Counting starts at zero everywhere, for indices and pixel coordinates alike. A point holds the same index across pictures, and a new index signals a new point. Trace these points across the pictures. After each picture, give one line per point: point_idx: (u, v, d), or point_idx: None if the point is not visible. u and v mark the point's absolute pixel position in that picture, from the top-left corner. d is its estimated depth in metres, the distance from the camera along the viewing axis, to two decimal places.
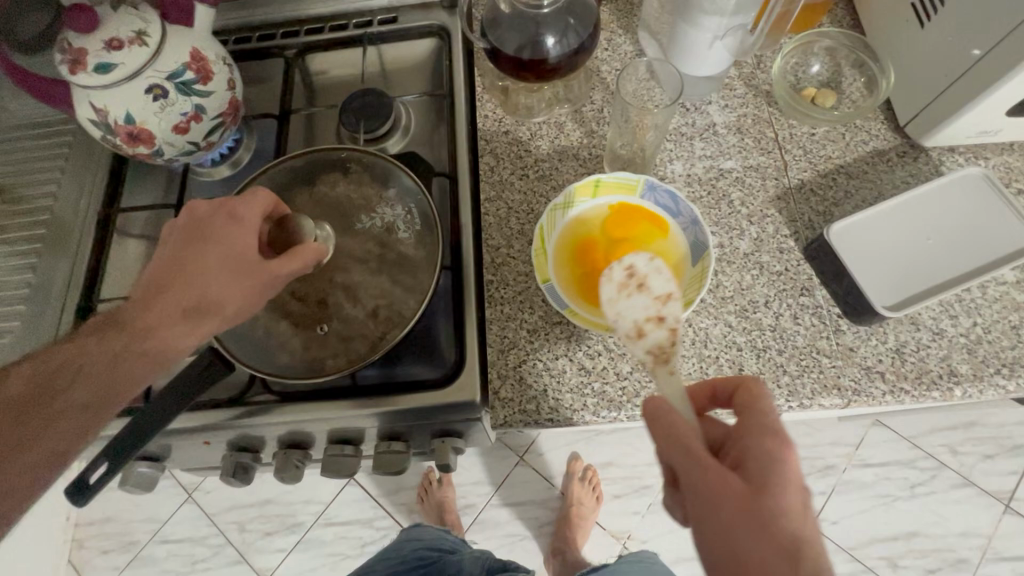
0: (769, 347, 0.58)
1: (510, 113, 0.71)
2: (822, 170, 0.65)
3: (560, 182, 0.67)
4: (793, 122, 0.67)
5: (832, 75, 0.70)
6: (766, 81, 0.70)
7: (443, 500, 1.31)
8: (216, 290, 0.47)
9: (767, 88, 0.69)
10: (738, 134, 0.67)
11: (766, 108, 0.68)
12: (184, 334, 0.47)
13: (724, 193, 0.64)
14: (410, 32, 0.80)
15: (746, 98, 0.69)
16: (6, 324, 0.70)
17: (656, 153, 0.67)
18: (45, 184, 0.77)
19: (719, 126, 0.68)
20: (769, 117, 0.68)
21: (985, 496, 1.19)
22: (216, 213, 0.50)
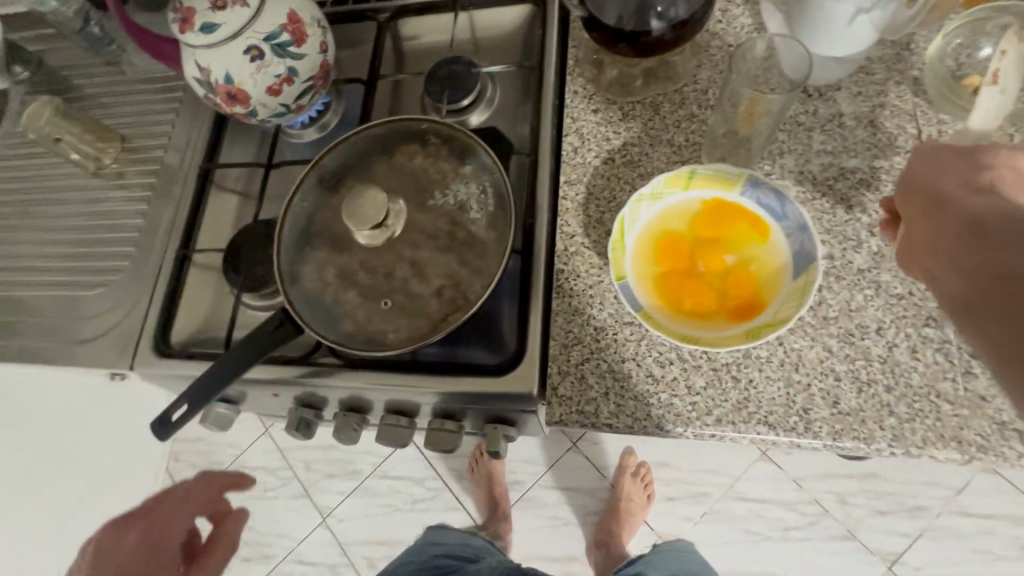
0: (876, 381, 0.50)
1: (602, 90, 0.66)
2: None
3: (649, 169, 0.61)
4: (943, 117, 0.56)
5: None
6: (915, 65, 0.59)
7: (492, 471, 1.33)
8: None
9: (915, 73, 0.58)
10: (869, 128, 0.57)
11: (910, 98, 0.58)
12: None
13: (843, 196, 0.55)
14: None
15: (887, 85, 0.58)
16: (119, 261, 0.77)
17: (764, 144, 0.59)
18: (159, 135, 0.83)
19: (847, 117, 0.58)
20: (913, 109, 0.57)
21: None
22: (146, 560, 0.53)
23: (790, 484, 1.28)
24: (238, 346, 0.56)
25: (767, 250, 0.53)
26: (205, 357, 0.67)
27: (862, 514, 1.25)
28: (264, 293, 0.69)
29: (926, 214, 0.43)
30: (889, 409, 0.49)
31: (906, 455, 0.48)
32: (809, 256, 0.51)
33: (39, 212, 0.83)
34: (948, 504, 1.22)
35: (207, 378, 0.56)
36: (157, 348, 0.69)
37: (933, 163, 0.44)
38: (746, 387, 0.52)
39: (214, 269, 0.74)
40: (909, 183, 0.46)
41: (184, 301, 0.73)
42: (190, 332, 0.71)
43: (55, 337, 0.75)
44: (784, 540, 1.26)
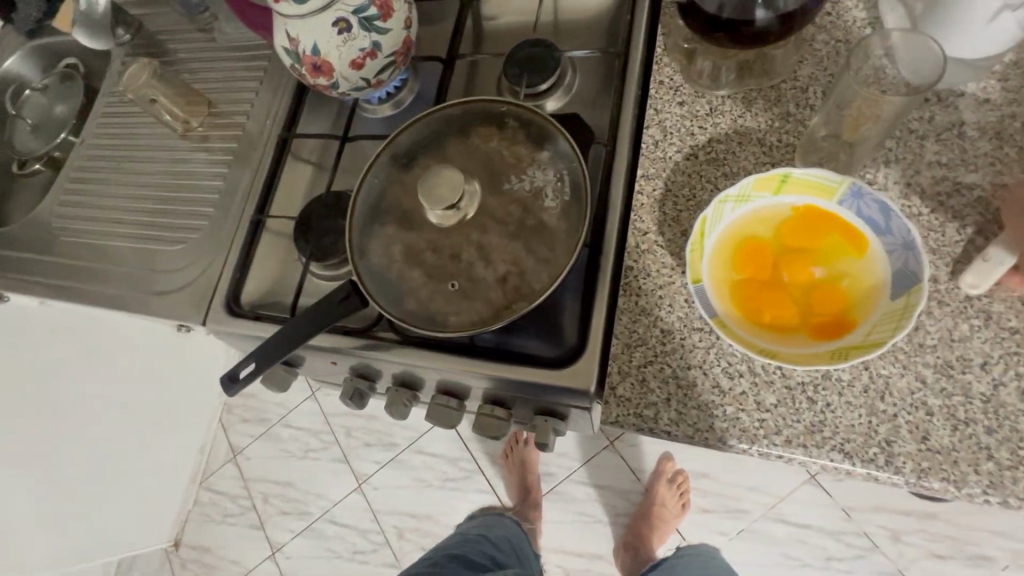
0: (975, 421, 0.45)
1: (691, 82, 0.62)
2: None
3: (735, 169, 0.57)
4: None
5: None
6: None
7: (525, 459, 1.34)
8: None
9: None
10: (995, 140, 0.52)
11: None
12: None
13: (955, 213, 0.50)
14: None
15: (1019, 94, 0.52)
16: (198, 221, 0.81)
17: (869, 151, 0.54)
18: (242, 102, 0.86)
19: (969, 127, 0.52)
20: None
21: None
22: None
23: (837, 512, 1.22)
24: (307, 313, 0.58)
25: (863, 266, 0.49)
26: (272, 320, 0.70)
27: (916, 554, 1.17)
28: (331, 263, 0.71)
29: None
30: (988, 453, 0.45)
31: (1002, 505, 0.44)
32: (913, 278, 0.46)
33: (134, 170, 0.87)
34: (1017, 557, 1.12)
35: (275, 341, 0.58)
36: (228, 307, 0.72)
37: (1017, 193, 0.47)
38: (823, 411, 0.48)
39: (285, 236, 0.76)
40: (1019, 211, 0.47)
41: (255, 264, 0.75)
42: (259, 294, 0.74)
43: (137, 288, 0.80)
44: (825, 570, 1.20)
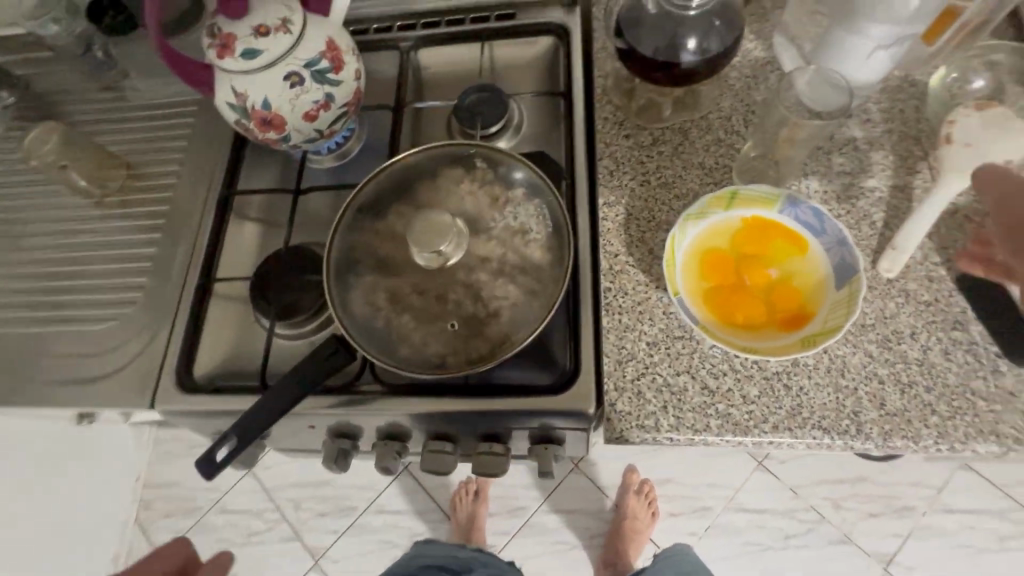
0: (916, 383, 0.53)
1: (632, 117, 0.69)
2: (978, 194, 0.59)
3: (684, 191, 0.64)
4: None
5: (1004, 87, 0.62)
6: (917, 95, 0.64)
7: (472, 515, 1.30)
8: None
9: (915, 102, 0.64)
10: (881, 151, 0.63)
11: (913, 125, 0.63)
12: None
13: (865, 213, 0.60)
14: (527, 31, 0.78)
15: (892, 113, 0.64)
16: (129, 294, 0.73)
17: (793, 168, 0.63)
18: (168, 163, 0.80)
19: (861, 142, 0.63)
20: (921, 134, 0.63)
21: None
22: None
23: (786, 493, 1.33)
24: (292, 376, 0.55)
25: (808, 263, 0.56)
26: (237, 391, 0.64)
27: (855, 517, 1.30)
28: (297, 321, 0.67)
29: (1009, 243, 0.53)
30: (932, 408, 0.53)
31: (950, 451, 0.52)
32: (851, 268, 0.54)
33: (37, 246, 0.77)
34: (932, 502, 1.29)
35: (259, 410, 0.55)
36: (181, 383, 0.65)
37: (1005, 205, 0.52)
38: (798, 394, 0.54)
39: (238, 299, 0.71)
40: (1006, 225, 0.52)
41: (207, 333, 0.69)
42: (217, 365, 0.68)
43: (54, 378, 0.69)
44: (785, 549, 1.29)
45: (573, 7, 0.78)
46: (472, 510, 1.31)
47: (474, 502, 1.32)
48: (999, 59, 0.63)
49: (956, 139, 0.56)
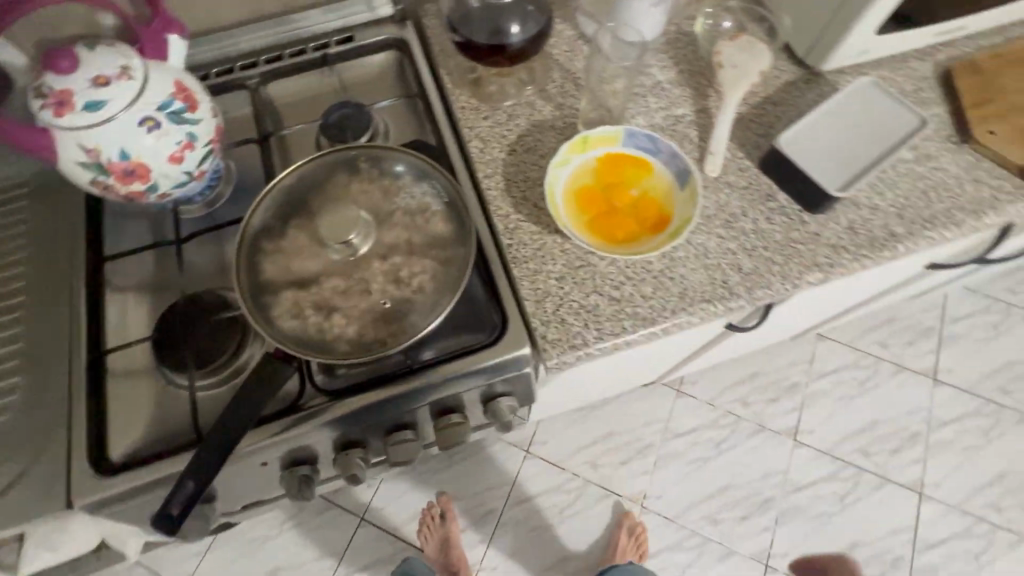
0: (757, 246, 0.69)
1: (485, 102, 0.78)
2: (753, 103, 0.77)
3: (546, 151, 0.75)
4: None
5: (745, 22, 0.82)
6: (690, 40, 0.82)
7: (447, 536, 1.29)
8: None
9: (691, 46, 0.82)
10: (680, 86, 0.79)
11: (695, 62, 0.80)
12: None
13: (683, 134, 0.76)
14: (370, 51, 0.84)
15: (678, 57, 0.81)
16: (5, 400, 0.65)
17: (623, 113, 0.77)
18: (11, 253, 0.73)
19: (664, 83, 0.79)
20: (703, 69, 0.80)
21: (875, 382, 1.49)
22: None
23: (706, 407, 1.49)
24: (230, 407, 0.54)
25: (656, 177, 0.69)
26: (169, 455, 0.60)
27: (764, 406, 1.49)
28: (216, 368, 0.64)
29: None
30: (772, 261, 0.68)
31: (794, 287, 0.67)
32: (686, 172, 0.68)
33: None
34: (809, 373, 1.52)
35: (204, 451, 0.53)
36: (98, 470, 0.59)
37: None
38: (682, 281, 0.66)
39: (139, 368, 0.66)
40: None
41: (113, 413, 0.64)
42: (133, 443, 0.62)
43: None
44: (718, 454, 1.44)
45: (404, 21, 0.86)
46: (444, 533, 1.30)
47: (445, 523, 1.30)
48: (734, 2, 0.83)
49: (725, 64, 0.74)
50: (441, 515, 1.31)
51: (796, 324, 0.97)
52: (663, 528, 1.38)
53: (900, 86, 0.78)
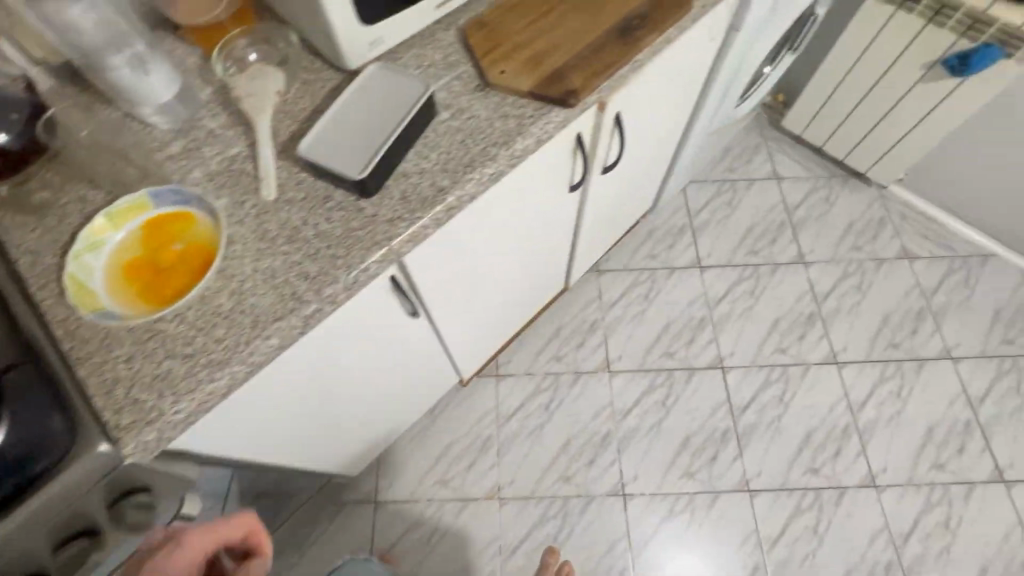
0: None
1: (269, 208, 0.74)
2: (524, 115, 0.81)
3: (349, 233, 0.72)
4: (482, 94, 0.82)
5: (487, 47, 0.85)
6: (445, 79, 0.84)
7: None
8: None
9: (448, 85, 0.84)
10: (452, 124, 0.80)
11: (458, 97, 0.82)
12: None
13: (474, 166, 0.77)
14: (105, 199, 0.75)
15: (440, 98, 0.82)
16: None
17: (408, 168, 0.76)
18: None
19: (437, 126, 0.80)
20: (467, 100, 0.82)
21: (694, 293, 1.78)
22: None
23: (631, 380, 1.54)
24: None
25: None
26: None
27: None
28: None
29: None
30: None
31: None
32: None
33: None
34: None
35: None
36: None
37: None
38: None
39: None
40: None
41: None
42: None
43: None
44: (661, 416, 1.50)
45: (152, 159, 0.78)
46: None
47: None
48: (450, 36, 0.88)
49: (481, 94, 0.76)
50: None
51: (560, 217, 1.14)
52: (650, 507, 1.50)
53: (636, 54, 0.86)
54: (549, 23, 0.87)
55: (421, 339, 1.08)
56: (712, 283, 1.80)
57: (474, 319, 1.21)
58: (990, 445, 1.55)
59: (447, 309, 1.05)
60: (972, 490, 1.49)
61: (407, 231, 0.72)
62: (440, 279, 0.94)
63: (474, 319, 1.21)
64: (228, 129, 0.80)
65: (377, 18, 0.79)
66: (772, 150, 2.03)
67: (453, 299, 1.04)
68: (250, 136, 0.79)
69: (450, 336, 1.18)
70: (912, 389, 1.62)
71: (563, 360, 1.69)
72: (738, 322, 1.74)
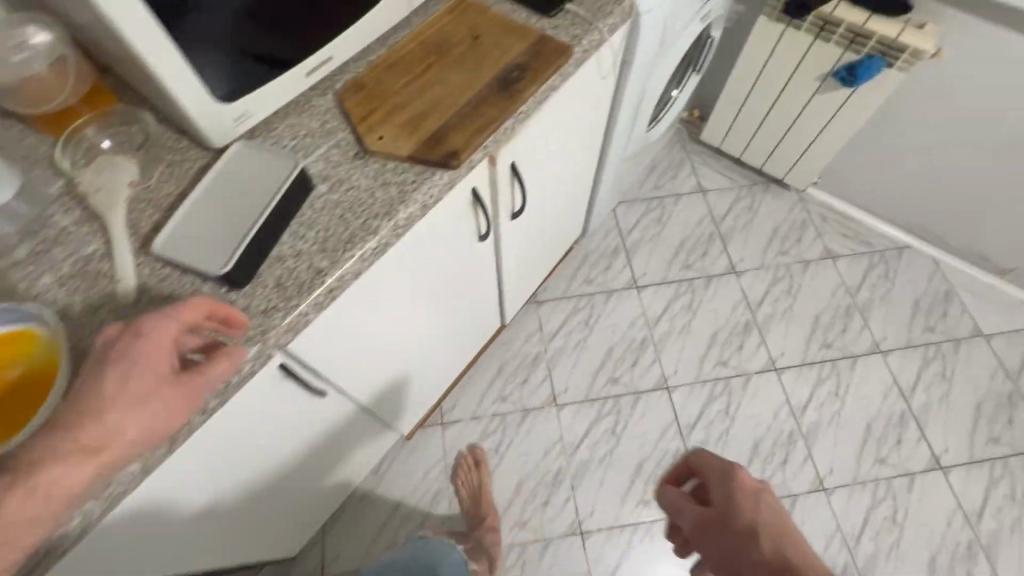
0: None
1: (128, 311, 0.67)
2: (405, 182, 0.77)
3: (218, 331, 0.66)
4: (361, 163, 0.79)
5: (363, 111, 0.82)
6: (322, 149, 0.80)
7: (477, 483, 1.44)
8: (131, 422, 0.53)
9: (325, 155, 0.79)
10: (330, 198, 0.76)
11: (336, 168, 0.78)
12: (124, 420, 0.53)
13: (354, 243, 0.72)
14: None
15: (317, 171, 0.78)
16: None
17: (283, 251, 0.71)
18: None
19: (314, 202, 0.75)
20: (346, 171, 0.78)
21: (634, 314, 1.78)
22: (126, 363, 0.54)
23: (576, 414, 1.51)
24: None
25: None
26: None
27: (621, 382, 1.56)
28: None
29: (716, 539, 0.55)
30: None
31: None
32: None
33: None
34: None
35: None
36: None
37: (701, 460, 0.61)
38: None
39: None
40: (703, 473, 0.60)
41: None
42: None
43: None
44: None
45: None
46: (477, 483, 1.44)
47: (478, 471, 1.46)
48: (327, 101, 0.85)
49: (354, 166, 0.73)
50: (475, 464, 1.47)
51: (476, 265, 1.11)
52: (609, 542, 1.47)
53: (519, 106, 0.84)
54: (427, 81, 0.84)
55: (339, 410, 1.03)
56: (650, 303, 1.81)
57: (402, 378, 1.17)
58: (925, 434, 1.60)
59: (364, 377, 1.01)
60: (913, 481, 1.53)
61: (284, 322, 0.67)
62: (346, 352, 0.89)
63: (402, 378, 1.17)
64: (82, 226, 0.74)
65: (237, 93, 0.75)
66: (695, 163, 2.08)
67: (368, 369, 1.00)
68: (107, 232, 0.73)
69: (377, 399, 1.14)
70: (848, 387, 1.66)
71: (509, 399, 1.65)
72: (678, 339, 1.75)
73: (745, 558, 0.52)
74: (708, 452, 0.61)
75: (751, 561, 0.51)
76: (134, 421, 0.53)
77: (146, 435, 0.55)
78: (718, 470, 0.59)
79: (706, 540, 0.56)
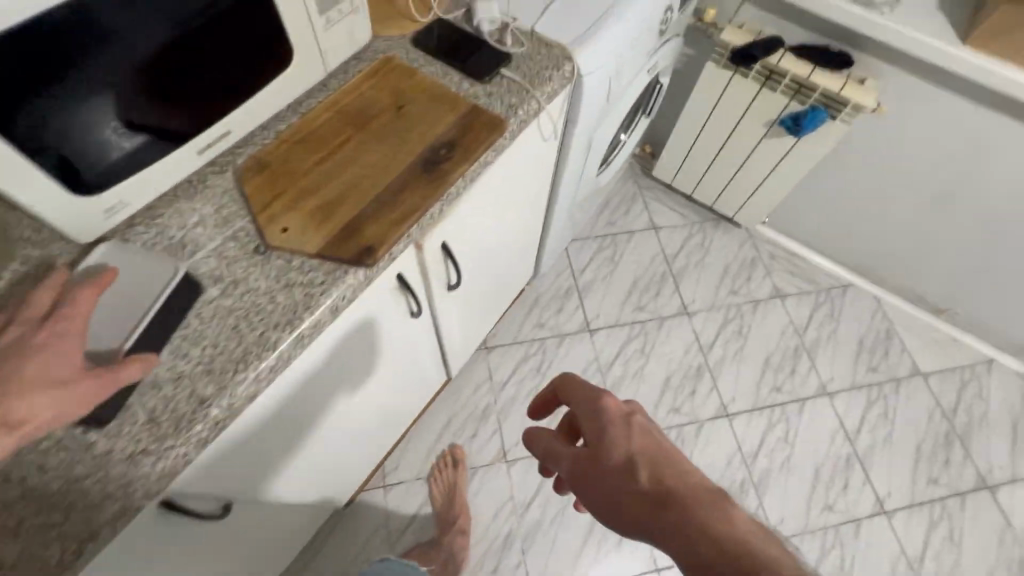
0: None
1: None
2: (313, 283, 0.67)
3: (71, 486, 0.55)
4: (262, 259, 0.69)
5: (266, 197, 0.72)
6: (215, 242, 0.69)
7: (454, 481, 1.47)
8: (42, 402, 0.48)
9: (219, 249, 0.69)
10: (222, 304, 0.65)
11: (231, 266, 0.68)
12: (36, 399, 0.48)
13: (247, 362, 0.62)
14: None
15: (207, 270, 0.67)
16: None
17: (161, 376, 0.61)
18: None
19: (202, 310, 0.65)
20: (243, 269, 0.68)
21: (586, 359, 1.73)
22: (39, 349, 0.51)
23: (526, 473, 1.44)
24: None
25: None
26: None
27: None
28: None
29: (592, 476, 0.45)
30: None
31: None
32: None
33: None
34: None
35: None
36: None
37: (568, 387, 0.52)
38: None
39: None
40: (577, 402, 0.50)
41: None
42: None
43: None
44: None
45: None
46: (453, 480, 1.47)
47: (455, 472, 1.49)
48: (226, 181, 0.74)
49: None
50: (452, 464, 1.50)
51: (414, 342, 1.03)
52: None
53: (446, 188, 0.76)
54: (341, 160, 0.75)
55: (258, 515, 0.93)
56: (602, 347, 1.76)
57: (335, 464, 1.07)
58: (869, 477, 1.62)
59: (286, 478, 0.91)
60: (859, 527, 1.55)
61: (155, 469, 0.56)
62: (258, 465, 0.79)
63: (335, 467, 1.08)
64: None
65: (105, 182, 0.63)
66: (648, 198, 2.05)
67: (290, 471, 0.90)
68: None
69: (307, 490, 1.04)
70: (797, 430, 1.67)
71: None
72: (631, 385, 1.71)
73: (619, 492, 0.43)
74: (577, 375, 0.52)
75: (626, 493, 0.42)
76: (50, 403, 0.49)
77: (61, 418, 0.50)
78: (586, 396, 0.50)
79: (583, 489, 0.45)
